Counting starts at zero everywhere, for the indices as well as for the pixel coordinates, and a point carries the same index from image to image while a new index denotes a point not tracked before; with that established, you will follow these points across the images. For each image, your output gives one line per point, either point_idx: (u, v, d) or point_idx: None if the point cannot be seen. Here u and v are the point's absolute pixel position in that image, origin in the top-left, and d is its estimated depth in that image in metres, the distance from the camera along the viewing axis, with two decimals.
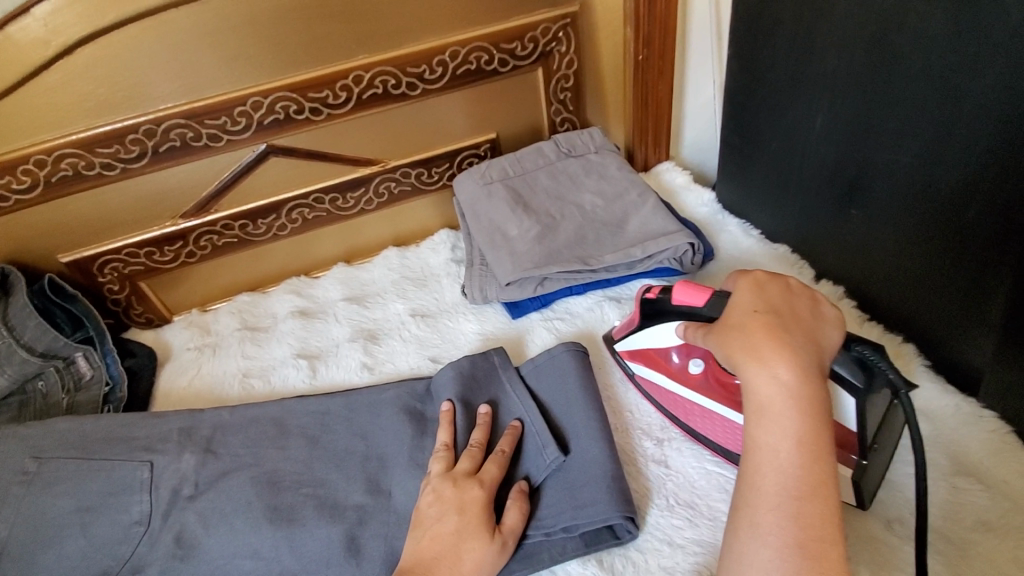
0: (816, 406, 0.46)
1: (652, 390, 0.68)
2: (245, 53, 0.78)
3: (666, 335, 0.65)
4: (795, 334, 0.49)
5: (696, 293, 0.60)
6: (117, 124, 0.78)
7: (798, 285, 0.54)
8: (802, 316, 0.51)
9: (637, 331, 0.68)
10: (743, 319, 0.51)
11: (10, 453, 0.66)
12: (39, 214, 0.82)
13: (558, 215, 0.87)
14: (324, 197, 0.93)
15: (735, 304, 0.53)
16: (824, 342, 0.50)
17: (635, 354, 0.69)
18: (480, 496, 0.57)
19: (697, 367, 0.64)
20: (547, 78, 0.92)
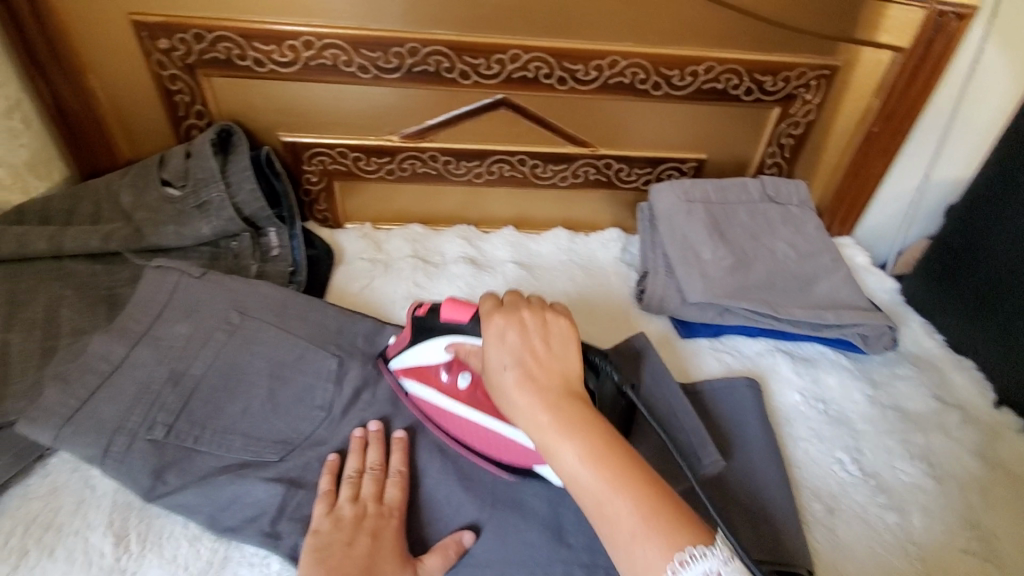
0: (579, 421, 0.48)
1: (431, 412, 0.66)
2: (527, 6, 0.79)
3: (436, 351, 0.64)
4: (524, 364, 0.52)
5: (460, 307, 0.62)
6: (389, 32, 0.79)
7: (530, 323, 0.55)
8: (545, 350, 0.53)
9: (408, 351, 0.66)
10: (500, 383, 0.52)
11: (217, 300, 0.68)
12: (283, 90, 0.84)
13: (752, 253, 0.87)
14: (528, 160, 0.94)
15: (493, 364, 0.54)
16: (535, 351, 0.53)
17: (409, 372, 0.67)
18: (393, 524, 0.56)
19: (465, 381, 0.65)
20: (779, 120, 0.92)
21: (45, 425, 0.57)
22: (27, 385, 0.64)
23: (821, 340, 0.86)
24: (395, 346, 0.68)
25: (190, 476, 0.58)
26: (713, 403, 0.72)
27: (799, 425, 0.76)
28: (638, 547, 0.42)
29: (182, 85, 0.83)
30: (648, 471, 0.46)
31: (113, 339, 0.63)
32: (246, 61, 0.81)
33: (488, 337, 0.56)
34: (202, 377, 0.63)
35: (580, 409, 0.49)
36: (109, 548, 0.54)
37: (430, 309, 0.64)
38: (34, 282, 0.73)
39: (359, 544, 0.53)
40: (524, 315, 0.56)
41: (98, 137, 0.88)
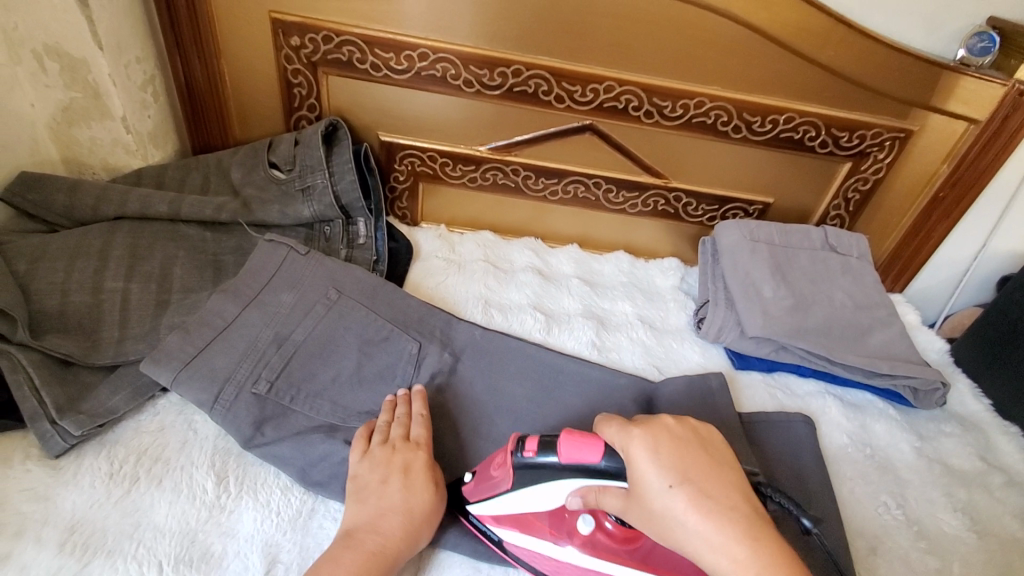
0: (770, 553, 0.43)
1: (532, 560, 0.60)
2: (628, 44, 0.85)
3: (551, 496, 0.56)
4: (701, 488, 0.45)
5: (587, 443, 0.53)
6: (498, 54, 0.86)
7: (680, 433, 0.49)
8: (707, 464, 0.47)
9: (510, 494, 0.58)
10: (673, 510, 0.45)
11: (319, 276, 0.74)
12: (392, 94, 0.92)
13: (812, 298, 0.90)
14: (603, 185, 1.00)
15: (648, 484, 0.46)
16: (709, 477, 0.46)
17: (505, 521, 0.60)
18: (420, 456, 0.60)
19: (587, 530, 0.57)
20: (849, 174, 0.97)
21: (167, 367, 0.63)
22: (144, 330, 0.70)
23: (871, 389, 0.89)
24: (487, 485, 0.60)
25: (285, 431, 0.63)
26: (769, 434, 0.76)
27: (846, 465, 0.78)
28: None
29: (302, 80, 0.91)
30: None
31: (228, 298, 0.70)
32: (365, 65, 0.89)
33: (634, 453, 0.48)
34: (302, 343, 0.69)
35: (763, 532, 0.44)
36: (211, 485, 0.59)
37: (543, 446, 0.55)
38: (154, 239, 0.80)
39: (395, 477, 0.57)
40: (671, 423, 0.50)
41: (215, 117, 0.96)
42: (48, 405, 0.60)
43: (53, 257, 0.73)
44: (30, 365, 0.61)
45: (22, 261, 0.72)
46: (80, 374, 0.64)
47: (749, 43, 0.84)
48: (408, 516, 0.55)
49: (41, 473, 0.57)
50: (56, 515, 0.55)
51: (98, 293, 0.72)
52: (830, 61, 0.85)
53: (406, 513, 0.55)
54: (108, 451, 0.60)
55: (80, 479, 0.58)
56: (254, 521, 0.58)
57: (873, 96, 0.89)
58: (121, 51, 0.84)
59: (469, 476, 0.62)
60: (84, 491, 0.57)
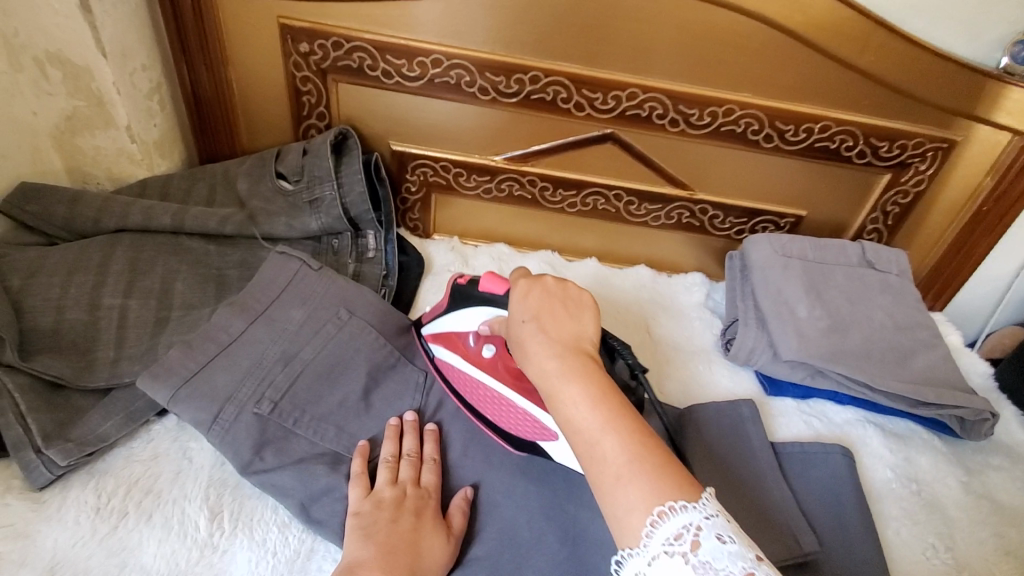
0: (587, 372, 0.48)
1: (449, 372, 0.68)
2: (653, 49, 0.80)
3: (465, 319, 0.65)
4: (547, 320, 0.52)
5: (500, 280, 0.61)
6: (515, 60, 0.82)
7: (553, 289, 0.54)
8: (563, 313, 0.52)
9: (443, 314, 0.67)
10: (518, 336, 0.52)
11: (326, 294, 0.70)
12: (404, 101, 0.88)
13: (850, 318, 0.85)
14: (624, 197, 0.95)
15: (513, 317, 0.54)
16: (563, 317, 0.52)
17: (438, 336, 0.68)
18: (432, 503, 0.57)
19: (488, 351, 0.64)
20: (888, 186, 0.91)
21: (165, 384, 0.59)
22: (141, 350, 0.67)
23: (913, 417, 0.82)
24: (433, 308, 0.69)
25: (286, 458, 0.59)
26: (805, 468, 0.70)
27: (889, 502, 0.72)
28: (622, 494, 0.42)
29: (312, 87, 0.88)
30: (643, 425, 0.45)
31: (234, 312, 0.66)
32: (376, 72, 0.85)
33: (514, 297, 0.55)
34: (310, 362, 0.65)
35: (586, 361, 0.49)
36: (204, 522, 0.55)
37: (472, 279, 0.64)
38: (155, 253, 0.77)
39: (402, 523, 0.54)
40: (551, 282, 0.55)
41: (222, 126, 0.93)
42: (34, 433, 0.56)
43: (49, 272, 0.70)
44: (16, 391, 0.57)
45: (16, 276, 0.69)
46: (71, 399, 0.61)
47: (781, 48, 0.79)
48: (417, 566, 0.51)
49: (23, 507, 0.54)
50: (37, 554, 0.51)
51: (93, 311, 0.68)
52: (869, 67, 0.80)
53: (414, 562, 0.51)
54: (96, 482, 0.56)
55: (65, 514, 0.54)
56: (248, 562, 0.53)
57: (915, 103, 0.83)
58: (126, 58, 0.81)
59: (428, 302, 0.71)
60: (68, 528, 0.53)
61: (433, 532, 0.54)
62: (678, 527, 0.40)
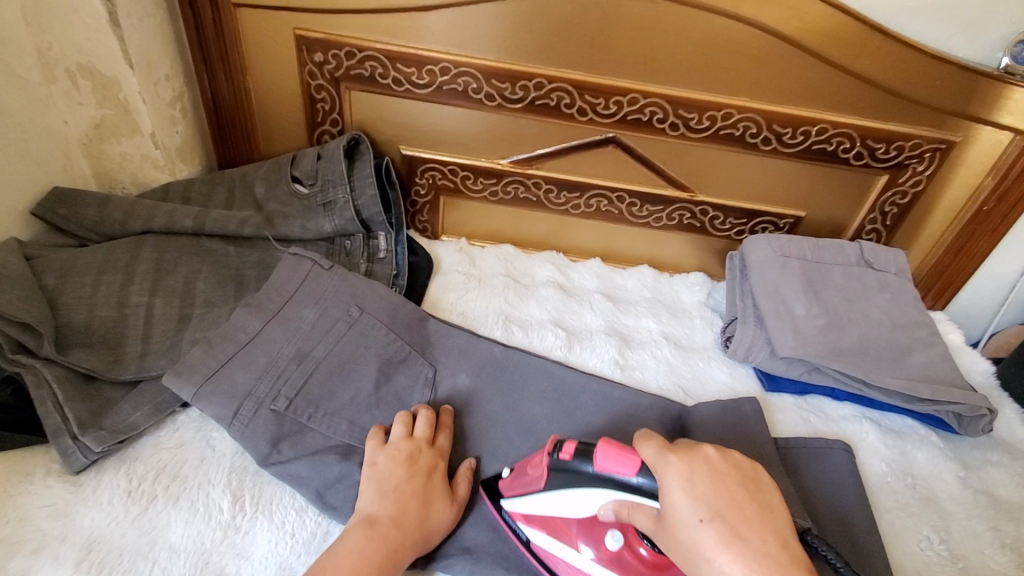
0: None
1: (553, 564, 0.59)
2: (653, 55, 0.83)
3: (580, 502, 0.55)
4: (735, 517, 0.44)
5: (623, 458, 0.51)
6: (520, 67, 0.86)
7: (720, 466, 0.46)
8: (745, 499, 0.45)
9: (539, 495, 0.58)
10: (699, 539, 0.43)
11: (340, 293, 0.74)
12: (413, 108, 0.92)
13: (848, 316, 0.87)
14: (627, 199, 0.97)
15: (676, 513, 0.45)
16: (745, 511, 0.44)
17: (532, 519, 0.60)
18: (440, 466, 0.62)
19: (615, 541, 0.56)
20: (886, 187, 0.93)
21: (189, 381, 0.63)
22: (166, 345, 0.71)
23: (910, 413, 0.84)
24: (522, 481, 0.60)
25: (301, 450, 0.62)
26: (805, 462, 0.72)
27: (886, 496, 0.74)
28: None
29: (326, 95, 0.92)
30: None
31: (252, 313, 0.70)
32: (387, 80, 0.89)
33: (670, 478, 0.46)
34: (323, 360, 0.69)
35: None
36: (227, 505, 0.59)
37: (581, 452, 0.55)
38: (178, 253, 0.81)
39: (414, 505, 0.57)
40: (710, 455, 0.47)
41: (241, 133, 0.97)
42: (69, 420, 0.60)
43: (81, 271, 0.74)
44: (54, 381, 0.62)
45: (51, 274, 0.73)
46: (103, 389, 0.65)
47: (778, 53, 0.82)
48: (425, 520, 0.57)
49: (61, 489, 0.58)
50: (75, 532, 0.55)
51: (122, 308, 0.72)
52: (864, 71, 0.82)
53: (424, 518, 0.57)
54: (127, 468, 0.60)
55: (99, 496, 0.58)
56: (269, 542, 0.57)
57: (911, 106, 0.85)
58: (150, 69, 0.85)
59: (509, 471, 0.63)
60: (103, 509, 0.57)
61: (444, 492, 0.60)
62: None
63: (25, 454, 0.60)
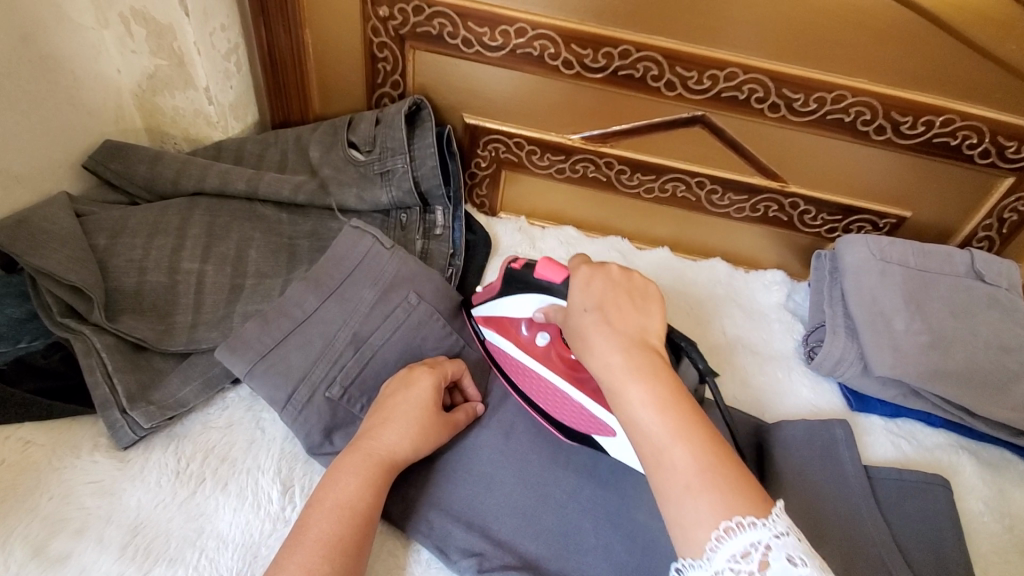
0: (652, 368, 0.47)
1: (498, 355, 0.68)
2: (761, 25, 0.73)
3: (523, 304, 0.64)
4: (620, 320, 0.50)
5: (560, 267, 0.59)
6: (606, 32, 0.77)
7: (617, 278, 0.54)
8: (627, 301, 0.52)
9: (495, 300, 0.67)
10: (582, 326, 0.51)
11: (397, 274, 0.68)
12: (482, 72, 0.84)
13: (953, 335, 0.77)
14: (708, 185, 0.89)
15: (574, 307, 0.54)
16: (606, 294, 0.53)
17: (489, 321, 0.68)
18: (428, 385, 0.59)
19: (542, 339, 0.65)
20: (1010, 192, 0.81)
21: (242, 357, 0.59)
22: (217, 317, 0.67)
23: (1013, 448, 0.76)
24: (485, 291, 0.68)
25: None
26: (900, 499, 0.65)
27: (981, 539, 0.67)
28: (692, 502, 0.41)
29: (388, 54, 0.85)
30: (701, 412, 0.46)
31: (309, 288, 0.65)
32: (456, 40, 0.81)
33: (575, 286, 0.55)
34: (380, 348, 0.64)
35: (656, 359, 0.48)
36: (277, 495, 0.55)
37: (528, 264, 0.62)
38: (230, 218, 0.77)
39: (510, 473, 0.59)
40: (615, 271, 0.55)
41: (296, 91, 0.91)
42: (119, 393, 0.58)
43: (132, 232, 0.71)
44: (104, 350, 0.59)
45: (102, 235, 0.70)
46: (153, 360, 0.62)
47: (910, 28, 0.70)
48: (394, 430, 0.56)
49: (109, 464, 0.56)
50: (121, 510, 0.53)
51: (173, 274, 0.69)
52: (1013, 56, 0.70)
53: (402, 429, 0.56)
54: (176, 446, 0.58)
55: (147, 475, 0.55)
56: None
57: None
58: (207, 17, 0.79)
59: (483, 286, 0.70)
60: (151, 489, 0.55)
61: (427, 397, 0.58)
62: (744, 545, 0.39)
63: (74, 425, 0.58)
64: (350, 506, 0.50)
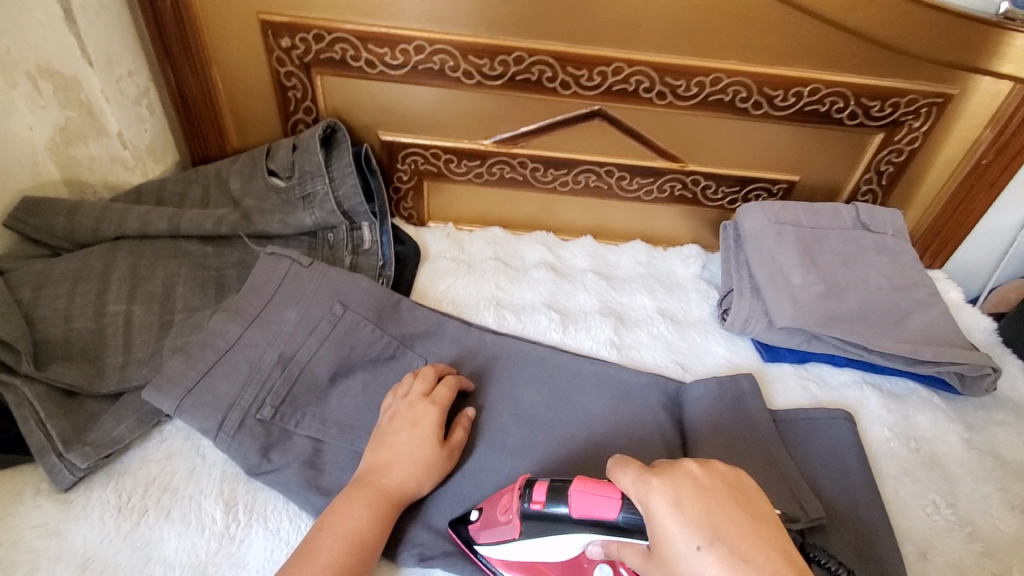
0: None
1: None
2: (636, 21, 0.80)
3: (563, 547, 0.54)
4: (751, 548, 0.40)
5: (601, 499, 0.49)
6: (498, 41, 0.82)
7: (704, 479, 0.43)
8: (732, 507, 0.41)
9: (514, 543, 0.55)
10: (705, 570, 0.39)
11: (322, 291, 0.71)
12: (389, 91, 0.88)
13: (845, 282, 0.85)
14: (616, 173, 0.95)
15: (668, 539, 0.41)
16: (712, 510, 0.41)
17: (514, 566, 0.57)
18: (431, 412, 0.62)
19: (603, 574, 0.55)
20: (881, 146, 0.90)
21: (169, 394, 0.61)
22: (148, 354, 0.68)
23: (913, 376, 0.83)
24: (491, 530, 0.56)
25: (291, 457, 0.61)
26: (809, 435, 0.72)
27: (890, 463, 0.73)
28: None
29: (296, 82, 0.88)
30: None
31: (230, 318, 0.67)
32: (359, 62, 0.85)
33: (661, 496, 0.42)
34: (307, 364, 0.67)
35: None
36: (220, 515, 0.57)
37: (552, 497, 0.53)
38: (155, 258, 0.78)
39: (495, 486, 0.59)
40: (693, 467, 0.44)
41: (211, 127, 0.93)
42: (54, 438, 0.59)
43: (56, 283, 0.72)
44: (36, 399, 0.61)
45: (25, 288, 0.70)
46: (86, 404, 0.63)
47: (766, 11, 0.78)
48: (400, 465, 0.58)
49: (52, 508, 0.57)
50: (68, 550, 0.54)
51: (100, 318, 0.70)
52: (859, 25, 0.79)
53: (409, 467, 0.58)
54: (116, 482, 0.59)
55: (90, 514, 0.57)
56: (264, 551, 0.56)
57: (906, 61, 0.82)
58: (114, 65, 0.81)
59: (476, 515, 0.58)
60: (94, 526, 0.56)
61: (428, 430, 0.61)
62: None
63: (12, 475, 0.59)
64: (357, 537, 0.53)
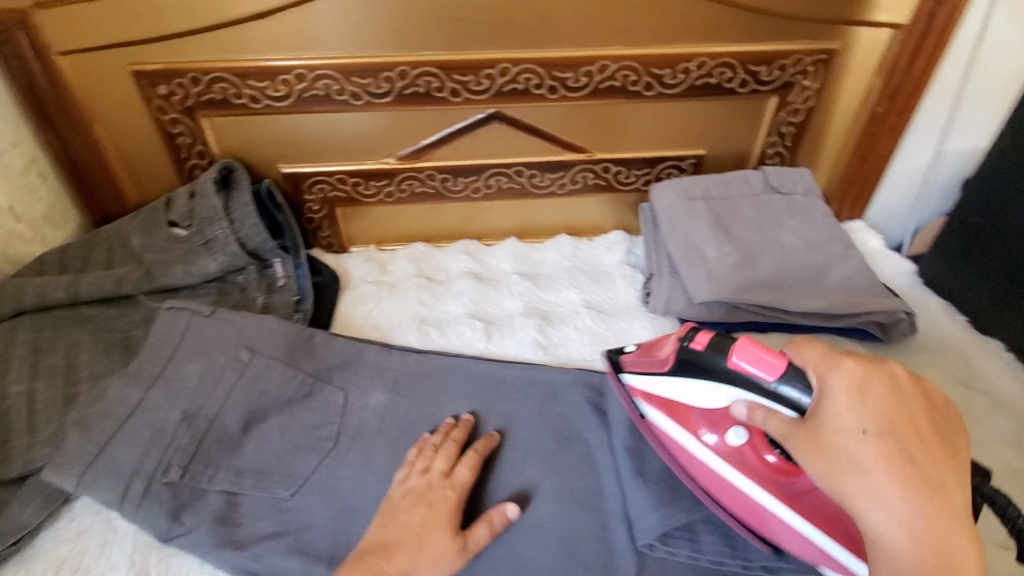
0: (910, 482, 0.42)
1: (667, 442, 0.63)
2: (512, 20, 0.79)
3: (710, 396, 0.57)
4: (911, 449, 0.44)
5: (761, 359, 0.52)
6: (378, 58, 0.81)
7: (906, 389, 0.47)
8: (898, 403, 0.45)
9: (660, 379, 0.61)
10: (852, 447, 0.44)
11: (226, 339, 0.70)
12: (280, 123, 0.87)
13: (759, 248, 0.85)
14: (525, 171, 0.94)
15: (838, 423, 0.46)
16: (872, 406, 0.45)
17: (654, 400, 0.63)
18: (449, 498, 0.60)
19: (737, 438, 0.58)
20: (778, 109, 0.90)
21: (69, 472, 0.60)
22: (52, 432, 0.67)
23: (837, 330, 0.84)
24: (646, 363, 0.62)
25: (204, 515, 0.60)
26: None
27: None
28: None
29: (183, 128, 0.86)
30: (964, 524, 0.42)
31: (129, 383, 0.66)
32: (242, 99, 0.83)
33: (844, 375, 0.47)
34: (215, 417, 0.65)
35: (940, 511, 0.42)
36: None
37: (715, 347, 0.56)
38: (56, 329, 0.76)
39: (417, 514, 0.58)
40: (896, 371, 0.48)
41: (105, 185, 0.90)
42: None
43: None
44: None
45: None
46: None
47: None
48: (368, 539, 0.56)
49: None
50: None
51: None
52: None
53: None
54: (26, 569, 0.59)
55: None
56: None
57: (785, 23, 0.83)
58: None
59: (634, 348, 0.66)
60: None
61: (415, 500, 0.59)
62: None
63: None
64: None
